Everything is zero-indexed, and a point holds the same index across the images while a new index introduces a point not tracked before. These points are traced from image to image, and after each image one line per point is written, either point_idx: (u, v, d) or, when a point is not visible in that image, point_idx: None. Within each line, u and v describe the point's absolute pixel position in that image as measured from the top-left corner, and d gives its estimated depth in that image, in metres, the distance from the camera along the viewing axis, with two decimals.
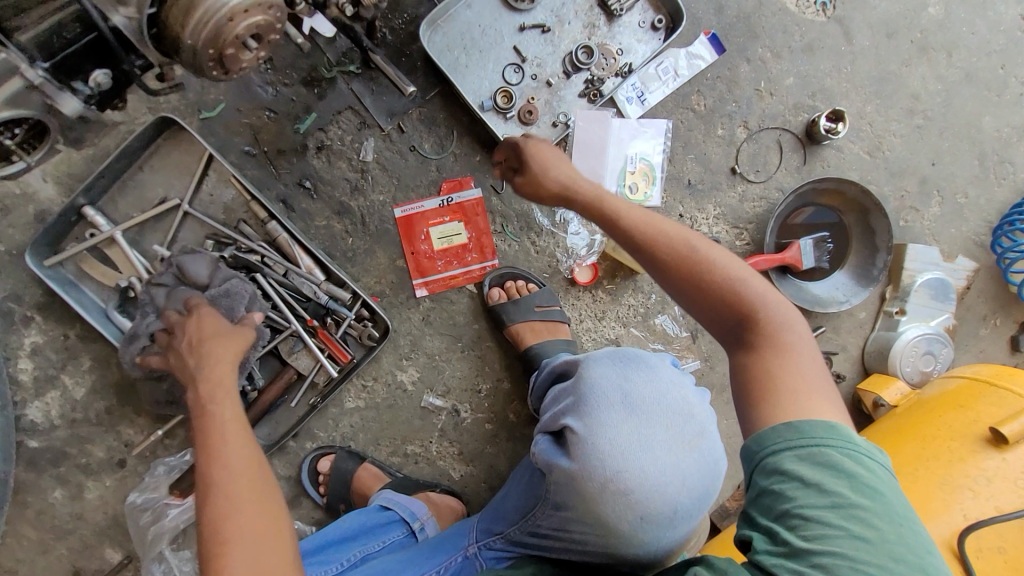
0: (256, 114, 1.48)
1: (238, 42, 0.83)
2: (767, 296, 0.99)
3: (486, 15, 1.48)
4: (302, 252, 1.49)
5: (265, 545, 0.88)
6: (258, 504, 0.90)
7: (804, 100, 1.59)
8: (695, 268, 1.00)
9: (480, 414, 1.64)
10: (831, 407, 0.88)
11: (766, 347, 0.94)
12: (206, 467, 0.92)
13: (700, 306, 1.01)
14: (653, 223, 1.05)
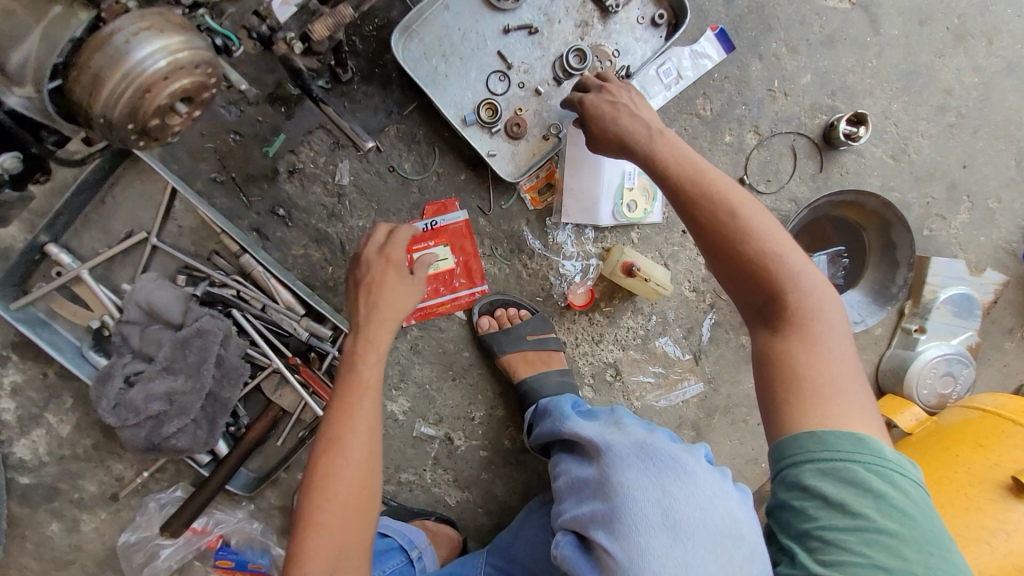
0: (219, 137, 1.36)
1: (166, 109, 0.74)
2: (808, 280, 0.91)
3: (466, 16, 1.32)
4: (279, 286, 1.41)
5: (349, 526, 0.95)
6: (358, 484, 0.97)
7: (823, 99, 1.42)
8: (738, 237, 0.93)
9: (474, 441, 1.60)
10: (852, 411, 0.85)
11: (793, 333, 0.89)
12: (333, 437, 0.99)
13: (732, 277, 0.95)
14: (705, 183, 0.97)
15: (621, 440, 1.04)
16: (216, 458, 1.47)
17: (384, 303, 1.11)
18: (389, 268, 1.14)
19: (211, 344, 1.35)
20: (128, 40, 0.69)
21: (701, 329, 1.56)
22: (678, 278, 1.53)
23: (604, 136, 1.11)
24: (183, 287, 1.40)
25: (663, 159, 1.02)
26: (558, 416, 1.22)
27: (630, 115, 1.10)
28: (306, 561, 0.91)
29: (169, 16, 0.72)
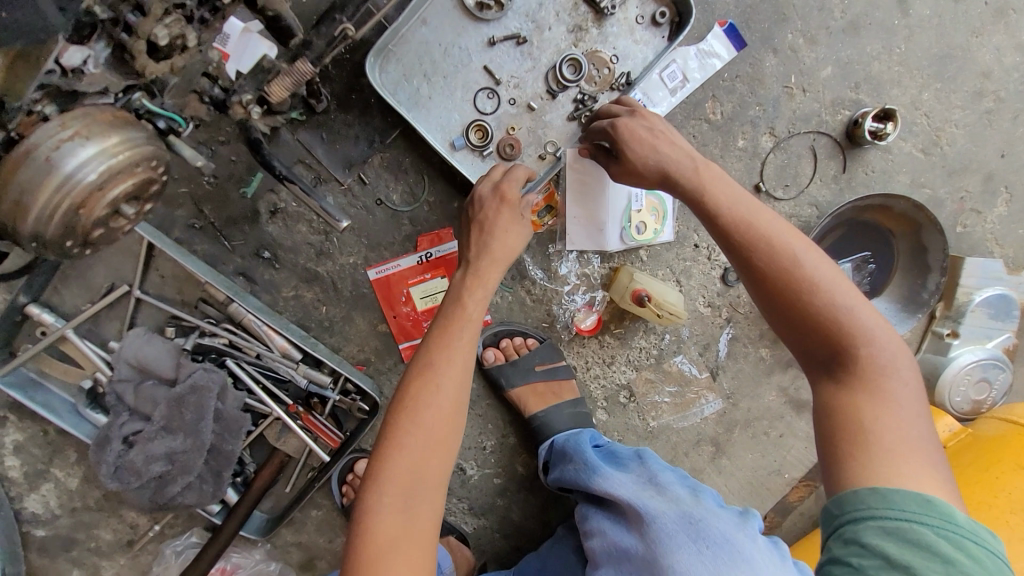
0: (193, 181, 1.27)
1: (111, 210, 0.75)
2: (879, 333, 0.80)
3: (446, 30, 1.19)
4: (273, 333, 1.31)
5: (431, 457, 0.89)
6: (448, 414, 0.91)
7: (845, 93, 1.30)
8: (799, 285, 0.81)
9: (487, 469, 1.56)
10: (927, 476, 0.73)
11: (864, 390, 0.77)
12: (428, 362, 0.93)
13: (790, 327, 0.84)
14: (760, 225, 0.86)
15: (665, 509, 0.99)
16: (227, 506, 1.44)
17: (494, 242, 1.06)
18: (502, 209, 1.10)
19: (207, 399, 1.30)
20: (63, 144, 0.69)
21: (717, 344, 1.49)
22: (692, 293, 1.44)
23: (643, 166, 0.99)
24: (174, 339, 1.34)
25: (712, 194, 0.91)
26: (583, 461, 1.19)
27: (670, 144, 1.00)
28: (385, 483, 0.86)
29: (102, 111, 0.72)
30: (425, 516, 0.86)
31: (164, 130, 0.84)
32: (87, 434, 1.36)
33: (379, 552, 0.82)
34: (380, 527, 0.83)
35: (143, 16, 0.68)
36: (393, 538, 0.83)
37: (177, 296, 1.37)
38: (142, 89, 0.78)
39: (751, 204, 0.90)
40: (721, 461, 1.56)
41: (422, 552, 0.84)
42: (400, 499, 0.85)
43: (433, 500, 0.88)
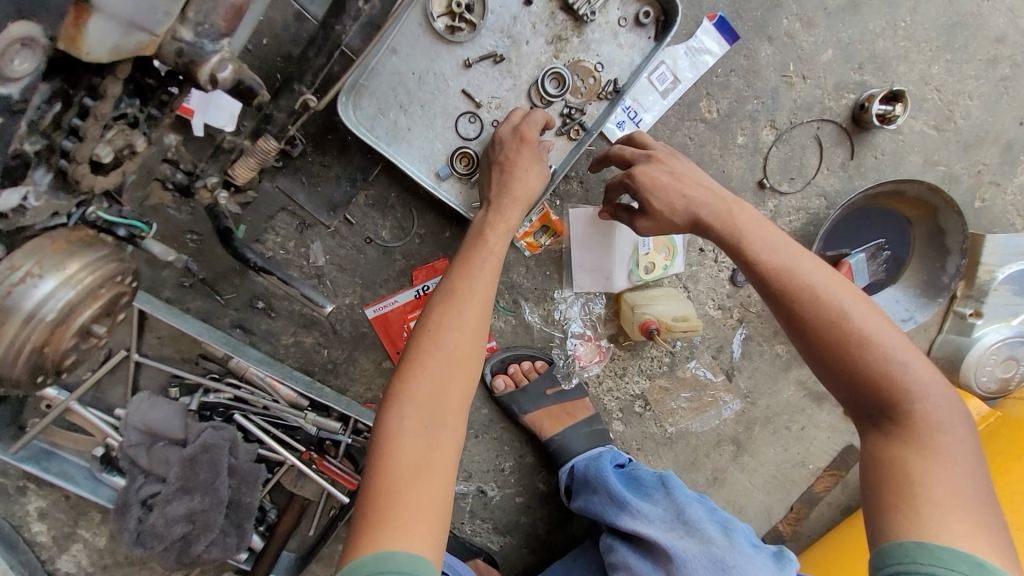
0: (176, 240, 1.20)
1: (81, 334, 0.71)
2: (932, 388, 0.75)
3: (418, 56, 1.12)
4: (277, 383, 1.24)
5: (451, 385, 0.87)
6: (470, 340, 0.90)
7: (848, 75, 1.22)
8: (848, 339, 0.77)
9: (508, 490, 1.47)
10: (984, 536, 0.68)
11: (917, 449, 0.73)
12: (453, 294, 0.93)
13: (835, 379, 0.79)
14: (803, 273, 0.81)
15: (696, 551, 1.06)
16: (254, 552, 1.41)
17: (514, 180, 1.05)
18: (523, 148, 1.07)
19: (220, 458, 1.27)
20: (16, 287, 0.64)
21: (732, 345, 1.44)
22: (701, 297, 1.40)
23: (670, 208, 0.94)
24: (179, 399, 1.31)
25: (750, 239, 0.87)
26: (609, 493, 1.20)
27: (701, 185, 0.94)
28: (406, 403, 0.84)
29: (54, 240, 0.69)
30: (446, 444, 0.84)
31: (125, 238, 0.85)
32: (107, 498, 1.33)
33: (397, 480, 0.79)
34: (400, 446, 0.81)
35: (80, 141, 0.67)
36: (412, 468, 0.80)
37: (176, 354, 1.34)
38: (95, 201, 0.80)
39: (792, 249, 0.85)
40: (743, 458, 1.52)
41: (441, 483, 0.81)
42: (420, 423, 0.83)
43: (452, 428, 0.85)
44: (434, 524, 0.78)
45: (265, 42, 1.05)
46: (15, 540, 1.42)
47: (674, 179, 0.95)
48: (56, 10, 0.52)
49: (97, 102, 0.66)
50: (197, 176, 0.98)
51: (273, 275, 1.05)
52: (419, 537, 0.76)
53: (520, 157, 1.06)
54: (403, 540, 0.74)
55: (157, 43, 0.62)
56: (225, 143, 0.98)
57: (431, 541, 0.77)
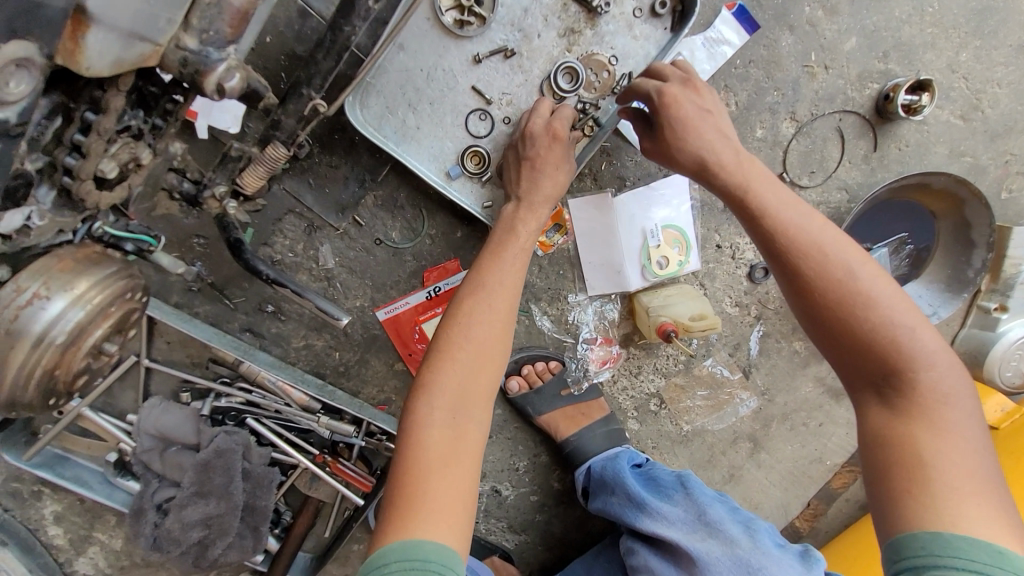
0: (184, 244, 1.17)
1: (93, 353, 0.69)
2: (939, 358, 0.73)
3: (427, 52, 1.09)
4: (289, 387, 1.22)
5: (478, 377, 0.86)
6: (499, 333, 0.90)
7: (872, 64, 1.19)
8: (854, 301, 0.74)
9: (523, 488, 1.44)
10: (996, 519, 0.66)
11: (923, 421, 0.70)
12: (478, 281, 0.94)
13: (837, 345, 0.76)
14: (811, 230, 0.79)
15: (719, 554, 1.05)
16: (271, 553, 1.40)
17: (543, 177, 1.04)
18: (554, 146, 1.05)
19: (233, 462, 1.25)
20: (24, 310, 0.63)
21: (749, 342, 1.41)
22: (718, 294, 1.37)
23: (680, 153, 0.92)
24: (190, 404, 1.29)
25: (758, 193, 0.84)
26: (627, 495, 1.18)
27: (714, 132, 0.92)
28: (435, 392, 0.83)
29: (60, 259, 0.66)
30: (473, 435, 0.82)
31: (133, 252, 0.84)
32: (123, 502, 1.31)
33: (425, 468, 0.77)
34: (426, 439, 0.80)
35: (83, 157, 0.65)
36: (436, 455, 0.79)
37: (186, 359, 1.32)
38: (100, 216, 0.77)
39: (800, 206, 0.82)
40: (760, 456, 1.49)
41: (468, 471, 0.80)
42: (445, 412, 0.82)
43: (480, 419, 0.84)
44: (461, 512, 0.76)
45: (269, 41, 1.01)
46: (32, 543, 1.38)
47: (689, 125, 0.92)
48: (49, 25, 0.50)
49: (99, 117, 0.64)
50: (205, 186, 0.94)
51: (285, 287, 1.01)
52: (443, 524, 0.74)
53: (548, 155, 1.05)
54: (427, 529, 0.73)
55: (159, 52, 0.61)
56: (233, 150, 0.93)
57: (457, 529, 0.75)
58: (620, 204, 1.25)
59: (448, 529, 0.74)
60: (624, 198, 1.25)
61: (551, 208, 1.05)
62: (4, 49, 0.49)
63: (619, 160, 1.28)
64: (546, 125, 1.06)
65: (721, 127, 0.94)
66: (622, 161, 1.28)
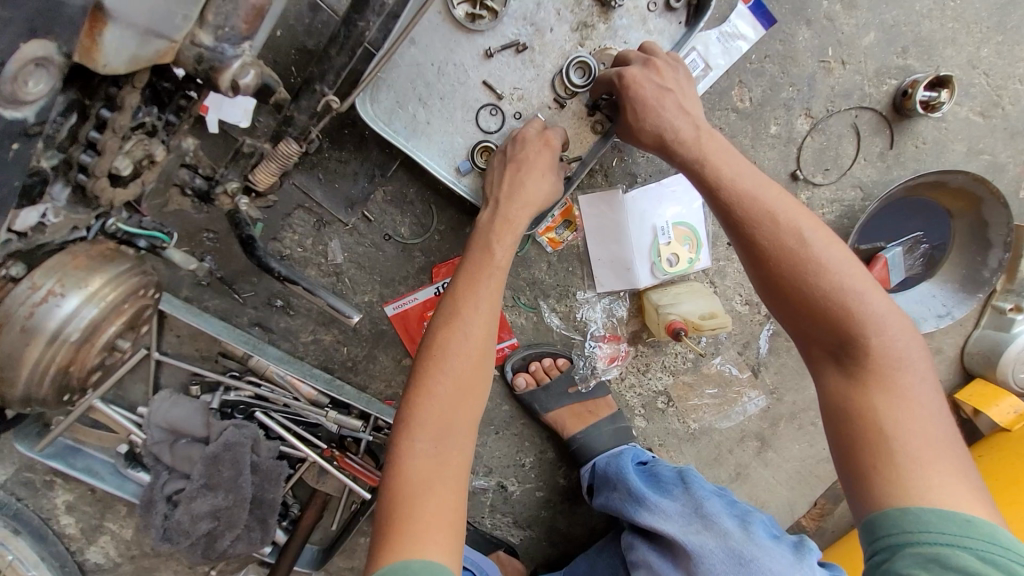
0: (194, 238, 1.17)
1: (107, 350, 0.69)
2: (892, 321, 0.75)
3: (438, 46, 1.07)
4: (298, 381, 1.22)
5: (462, 396, 0.87)
6: (480, 353, 0.91)
7: (891, 60, 1.17)
8: (806, 267, 0.77)
9: (529, 484, 1.44)
10: (956, 485, 0.68)
11: (877, 387, 0.73)
12: (453, 313, 0.93)
13: (792, 313, 0.79)
14: (766, 199, 0.82)
15: (712, 546, 1.05)
16: (279, 545, 1.41)
17: (529, 182, 1.04)
18: (544, 152, 1.06)
19: (243, 455, 1.25)
20: (40, 307, 0.63)
21: (758, 341, 1.40)
22: (729, 292, 1.36)
23: (643, 133, 0.96)
24: (200, 397, 1.29)
25: (717, 165, 0.87)
26: (628, 490, 1.18)
27: (676, 109, 0.94)
28: (417, 428, 0.84)
29: (74, 256, 0.67)
30: (458, 460, 0.84)
31: (146, 249, 0.82)
32: (133, 493, 1.32)
33: (411, 492, 0.80)
34: (414, 457, 0.82)
35: (98, 154, 0.66)
36: (422, 483, 0.80)
37: (195, 352, 1.32)
38: (114, 212, 0.77)
39: (758, 176, 0.86)
40: (767, 454, 1.48)
41: (454, 488, 0.82)
42: (426, 444, 0.83)
43: (466, 444, 0.86)
44: (450, 523, 0.79)
45: (279, 34, 1.00)
46: (45, 532, 1.39)
47: (650, 103, 0.94)
48: (70, 24, 0.50)
49: (115, 113, 0.64)
50: (217, 182, 0.97)
51: (296, 284, 1.01)
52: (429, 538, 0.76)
53: (540, 163, 1.05)
54: (418, 549, 0.74)
55: (175, 49, 0.61)
56: (245, 147, 0.95)
57: (448, 547, 0.77)
58: (631, 201, 1.24)
59: (433, 542, 0.76)
60: (634, 195, 1.24)
61: (533, 213, 1.04)
62: (25, 48, 0.48)
63: (630, 157, 1.26)
64: (536, 132, 1.07)
65: (684, 102, 0.96)
66: (634, 158, 1.27)
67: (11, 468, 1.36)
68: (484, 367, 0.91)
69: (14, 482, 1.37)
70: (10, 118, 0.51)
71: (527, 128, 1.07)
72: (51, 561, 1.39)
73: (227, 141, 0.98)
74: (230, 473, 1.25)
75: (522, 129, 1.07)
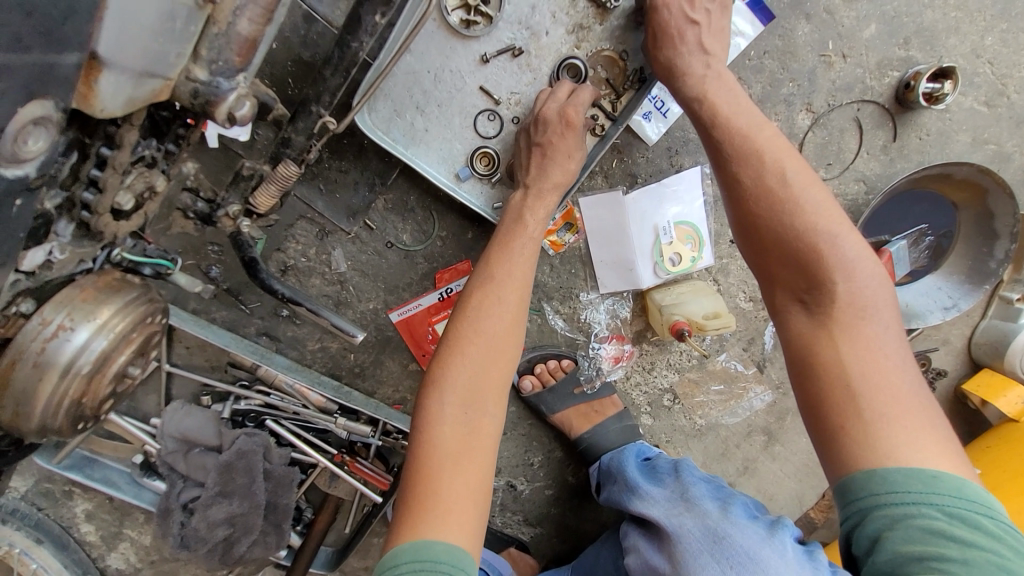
0: (199, 250, 1.18)
1: (117, 378, 0.71)
2: (862, 268, 0.75)
3: (432, 53, 1.07)
4: (306, 389, 1.23)
5: (496, 362, 0.90)
6: (511, 317, 0.94)
7: (892, 51, 1.15)
8: (781, 206, 0.78)
9: (538, 483, 1.45)
10: (927, 445, 0.67)
11: (841, 331, 0.73)
12: (489, 273, 0.97)
13: (763, 251, 0.81)
14: (756, 137, 0.84)
15: (691, 525, 1.04)
16: (294, 548, 1.42)
17: (555, 163, 1.04)
18: (568, 134, 1.03)
19: (255, 462, 1.25)
20: (51, 342, 0.64)
21: (764, 337, 1.40)
22: (732, 290, 1.35)
23: (667, 67, 0.95)
24: (211, 407, 1.29)
25: (715, 107, 0.90)
26: (625, 481, 1.20)
27: (694, 45, 0.94)
28: (447, 389, 0.87)
29: (82, 289, 0.67)
30: (484, 432, 0.85)
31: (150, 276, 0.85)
32: (150, 502, 1.34)
33: (438, 465, 0.81)
34: (439, 434, 0.83)
35: (100, 192, 0.66)
36: (449, 459, 0.82)
37: (205, 363, 1.33)
38: (120, 242, 0.79)
39: (754, 116, 0.87)
40: (774, 448, 1.48)
41: (481, 466, 0.83)
42: (455, 412, 0.85)
43: (493, 412, 0.87)
44: (473, 505, 0.80)
45: (275, 47, 1.00)
46: (67, 540, 1.42)
47: (672, 32, 0.94)
48: (65, 82, 0.50)
49: (114, 151, 0.65)
50: (219, 205, 0.95)
51: (301, 305, 1.00)
52: (444, 516, 0.77)
53: (565, 145, 1.04)
54: (434, 524, 0.76)
55: (170, 86, 0.62)
56: (245, 169, 0.93)
57: (464, 526, 0.78)
58: (631, 202, 1.24)
59: (450, 518, 0.77)
60: (635, 196, 1.24)
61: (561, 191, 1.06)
62: (23, 111, 0.49)
63: (630, 158, 1.26)
64: (558, 110, 1.03)
65: (715, 50, 0.96)
66: (634, 158, 1.26)
67: (31, 479, 1.39)
68: (509, 354, 0.93)
69: (35, 492, 1.40)
70: (11, 177, 0.52)
71: (549, 108, 1.04)
72: (73, 567, 1.42)
73: (226, 155, 1.03)
74: (243, 482, 1.26)
75: (544, 108, 1.04)
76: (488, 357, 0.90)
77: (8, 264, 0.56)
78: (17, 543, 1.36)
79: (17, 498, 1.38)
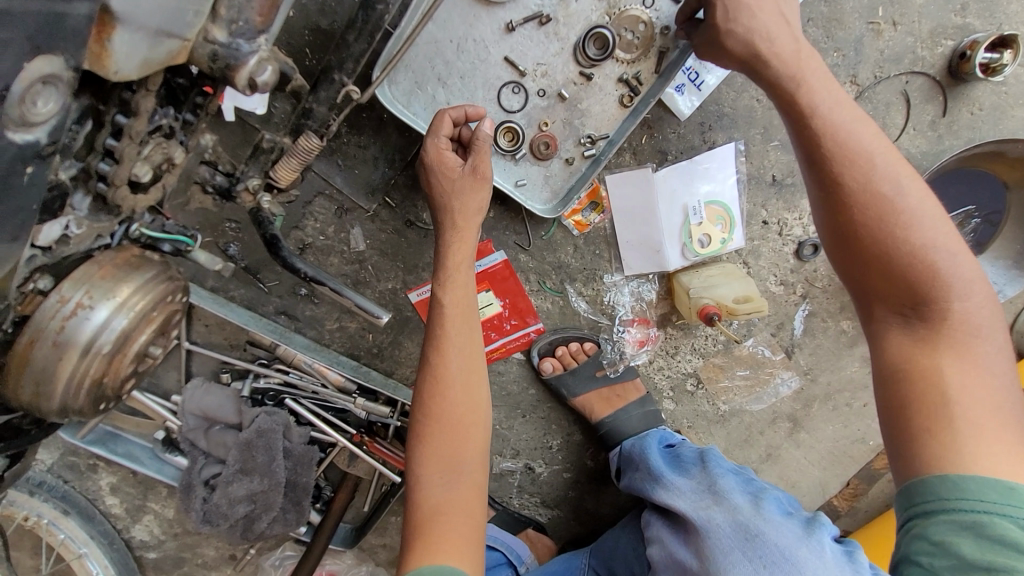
0: (218, 228, 1.16)
1: (139, 358, 0.69)
2: (975, 288, 0.72)
3: (456, 21, 1.02)
4: (325, 368, 1.21)
5: (469, 416, 0.91)
6: (469, 369, 0.93)
7: (946, 18, 1.08)
8: (895, 219, 0.71)
9: (556, 466, 1.43)
10: (1011, 457, 0.66)
11: (954, 348, 0.70)
12: (445, 279, 0.97)
13: (866, 266, 0.74)
14: (861, 140, 0.75)
15: (721, 521, 0.99)
16: (313, 525, 1.41)
17: (455, 200, 0.96)
18: (477, 186, 0.96)
19: (275, 441, 1.25)
20: (70, 320, 0.62)
21: (793, 321, 1.36)
22: (762, 273, 1.31)
23: (746, 42, 0.83)
24: (231, 385, 1.28)
25: (810, 93, 0.79)
26: (648, 469, 1.18)
27: (773, 15, 0.82)
28: (439, 421, 0.89)
29: (100, 266, 0.66)
30: (471, 486, 0.88)
31: (170, 253, 0.82)
32: (172, 477, 1.33)
33: (430, 515, 0.85)
34: (434, 486, 0.87)
35: (117, 163, 0.64)
36: (434, 512, 0.85)
37: (224, 342, 1.30)
38: (138, 217, 0.76)
39: (852, 112, 0.78)
40: (799, 435, 1.44)
41: (473, 517, 0.86)
42: (438, 473, 0.87)
43: (477, 436, 0.91)
44: (469, 545, 0.83)
45: (292, 15, 0.96)
46: (92, 512, 1.42)
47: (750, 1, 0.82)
48: (76, 37, 0.48)
49: (130, 119, 0.63)
50: (238, 179, 0.92)
51: (324, 284, 0.97)
52: (451, 554, 0.80)
53: (460, 184, 0.96)
54: (428, 559, 0.79)
55: (188, 48, 0.59)
56: (264, 142, 0.90)
57: (459, 553, 0.81)
58: (661, 180, 1.21)
59: (458, 555, 0.81)
60: (664, 174, 1.21)
61: (480, 220, 0.99)
62: (30, 67, 0.47)
63: (660, 134, 1.21)
64: (435, 150, 0.95)
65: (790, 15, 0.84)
66: (665, 134, 1.21)
67: (56, 452, 1.39)
68: (477, 371, 0.95)
69: (61, 465, 1.40)
70: (21, 142, 0.50)
71: (427, 148, 0.95)
72: (100, 539, 1.43)
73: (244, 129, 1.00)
74: (261, 460, 1.25)
75: (421, 154, 0.97)
76: (465, 376, 0.93)
77: (24, 236, 0.54)
78: (45, 514, 1.37)
79: (43, 470, 1.39)
